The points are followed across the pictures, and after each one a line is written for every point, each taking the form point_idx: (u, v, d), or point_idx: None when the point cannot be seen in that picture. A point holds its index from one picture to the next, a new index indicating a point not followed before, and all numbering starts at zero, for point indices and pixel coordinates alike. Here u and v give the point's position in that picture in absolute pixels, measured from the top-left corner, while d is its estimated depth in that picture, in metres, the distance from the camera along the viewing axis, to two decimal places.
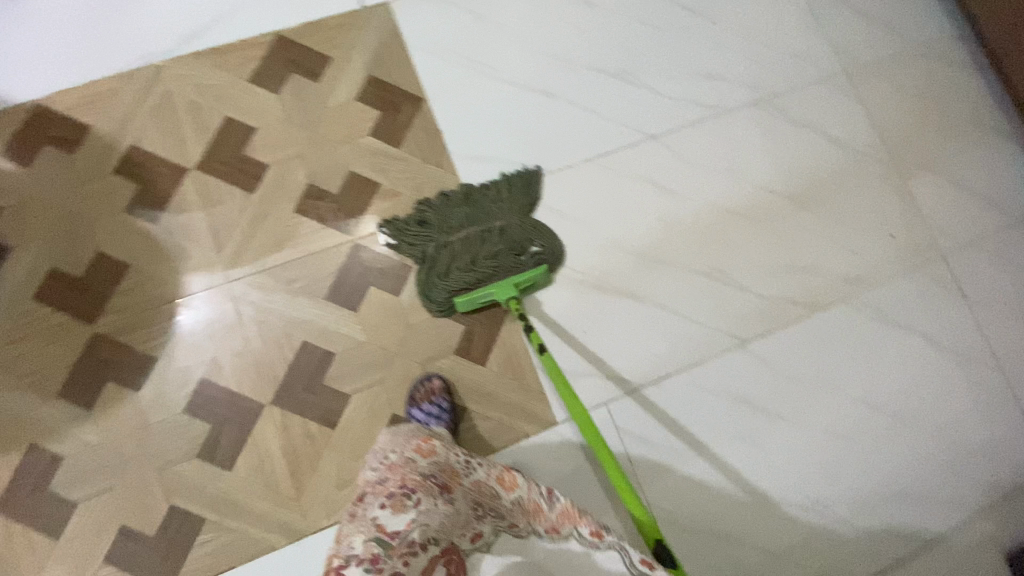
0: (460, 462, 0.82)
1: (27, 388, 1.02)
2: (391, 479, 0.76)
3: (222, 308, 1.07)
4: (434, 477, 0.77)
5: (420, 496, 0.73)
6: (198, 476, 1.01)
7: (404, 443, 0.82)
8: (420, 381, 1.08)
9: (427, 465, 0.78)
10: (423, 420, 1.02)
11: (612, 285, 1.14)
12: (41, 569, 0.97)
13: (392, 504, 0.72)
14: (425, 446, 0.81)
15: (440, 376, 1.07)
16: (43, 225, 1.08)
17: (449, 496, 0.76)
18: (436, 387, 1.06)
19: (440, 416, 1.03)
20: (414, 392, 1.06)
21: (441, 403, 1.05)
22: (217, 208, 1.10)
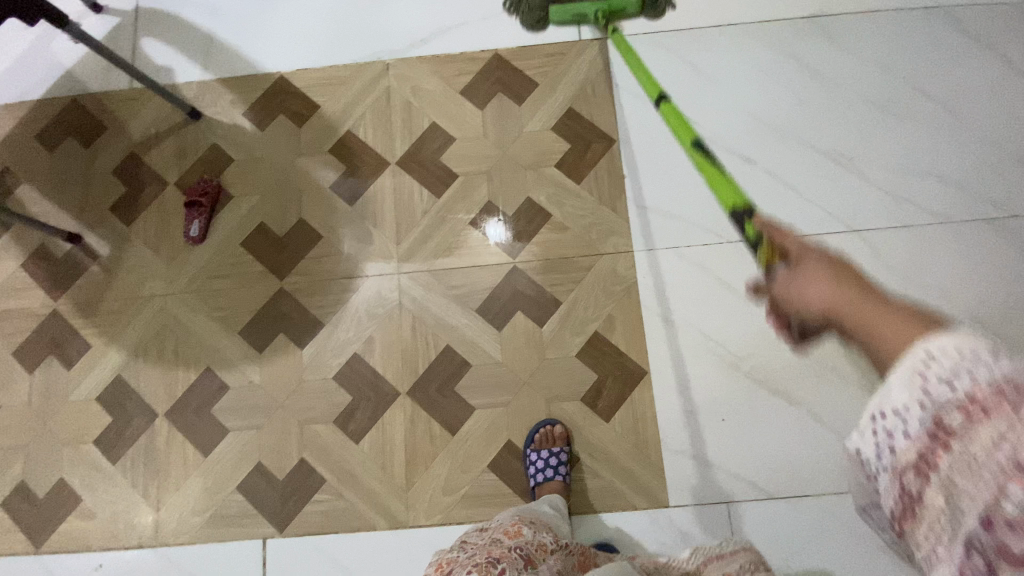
0: (547, 538, 0.83)
1: (217, 319, 1.17)
2: (478, 552, 0.77)
3: (386, 295, 1.16)
4: (520, 550, 0.77)
5: (505, 564, 0.72)
6: (330, 440, 1.10)
7: (496, 531, 0.86)
8: (540, 423, 1.08)
9: (513, 542, 0.80)
10: (537, 469, 1.02)
11: (763, 376, 1.07)
12: (188, 477, 1.11)
13: (477, 570, 0.71)
14: (514, 531, 0.84)
15: (561, 423, 1.07)
16: (262, 182, 1.23)
17: (533, 566, 0.75)
18: (556, 433, 1.06)
19: (557, 467, 1.02)
20: (534, 434, 1.06)
21: (557, 452, 1.03)
22: (403, 203, 1.19)
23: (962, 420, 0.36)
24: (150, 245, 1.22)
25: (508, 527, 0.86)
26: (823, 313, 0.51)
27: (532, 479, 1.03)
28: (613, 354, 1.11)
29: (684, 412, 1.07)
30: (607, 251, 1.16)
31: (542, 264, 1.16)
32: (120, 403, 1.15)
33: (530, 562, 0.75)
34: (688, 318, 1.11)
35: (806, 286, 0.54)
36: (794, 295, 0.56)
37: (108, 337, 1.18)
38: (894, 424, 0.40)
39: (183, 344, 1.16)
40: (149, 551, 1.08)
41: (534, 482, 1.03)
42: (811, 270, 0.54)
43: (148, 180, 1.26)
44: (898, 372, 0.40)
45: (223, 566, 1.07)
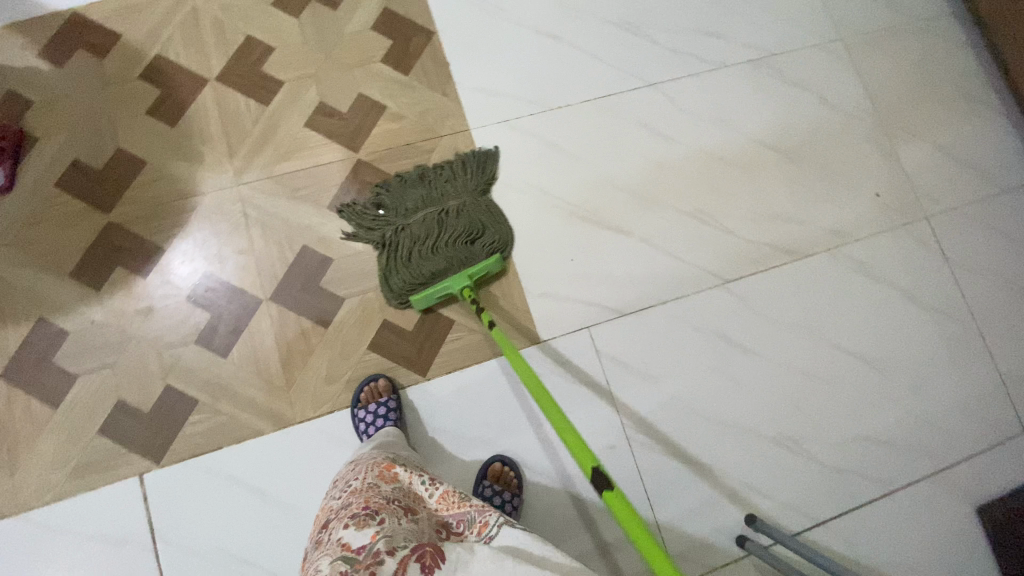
0: (422, 483, 0.84)
1: (40, 266, 1.07)
2: (354, 503, 0.78)
3: (229, 209, 1.13)
4: (397, 501, 0.78)
5: (384, 514, 0.73)
6: (194, 360, 1.07)
7: (368, 475, 0.85)
8: (363, 383, 1.09)
9: (389, 492, 0.80)
10: (368, 424, 1.02)
11: (602, 217, 1.19)
12: (39, 435, 1.02)
13: (355, 523, 0.72)
14: (388, 471, 0.86)
15: (384, 377, 1.09)
16: (71, 120, 1.15)
17: (413, 514, 0.77)
18: (380, 387, 1.07)
19: (385, 416, 1.02)
20: (359, 395, 1.07)
21: (384, 402, 1.04)
22: (232, 119, 1.17)
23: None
24: None
25: (383, 463, 0.88)
26: None
27: (366, 438, 1.03)
28: None
29: (538, 260, 1.16)
30: (445, 132, 1.21)
31: (385, 154, 1.19)
32: None
33: (409, 511, 0.77)
34: (530, 179, 1.20)
35: None
36: None
37: None
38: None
39: (6, 298, 1.06)
40: (7, 521, 0.99)
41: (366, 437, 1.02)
42: None
43: None
44: None
45: (97, 513, 1.00)
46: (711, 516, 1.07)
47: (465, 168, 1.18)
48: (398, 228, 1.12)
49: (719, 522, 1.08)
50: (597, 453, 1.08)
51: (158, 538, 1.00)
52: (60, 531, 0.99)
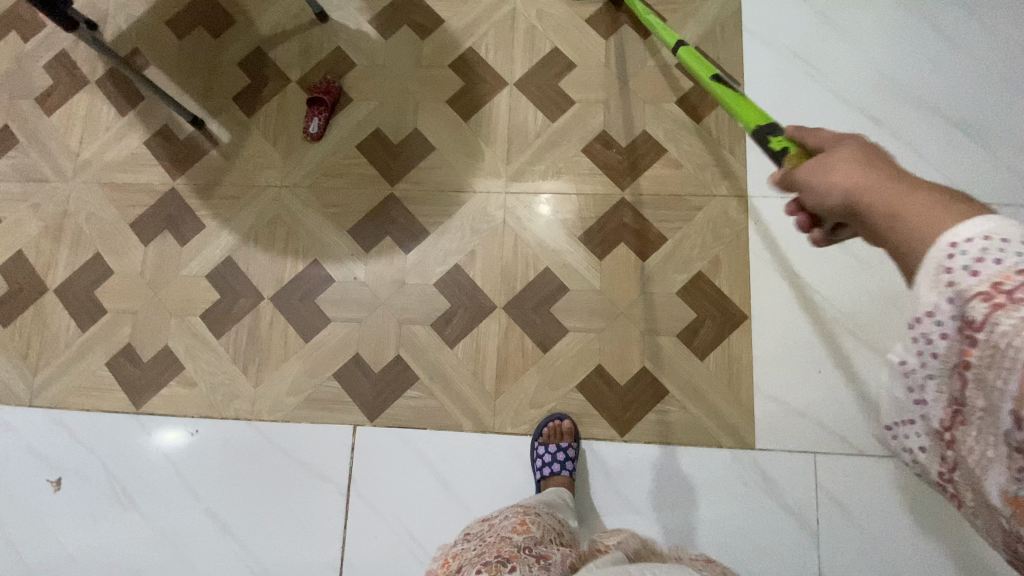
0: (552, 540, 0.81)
1: (327, 215, 1.20)
2: (487, 551, 0.75)
3: (492, 211, 1.17)
4: (529, 551, 0.75)
5: (515, 562, 0.70)
6: (424, 341, 1.14)
7: (503, 529, 0.82)
8: (547, 417, 1.09)
9: (521, 541, 0.77)
10: (544, 463, 1.03)
11: (867, 335, 1.06)
12: (286, 361, 1.16)
13: (488, 568, 0.69)
14: (522, 525, 0.83)
15: (569, 419, 1.08)
16: (382, 90, 1.25)
17: (546, 561, 0.72)
18: (564, 428, 1.06)
19: (564, 463, 1.03)
20: (541, 428, 1.07)
21: (564, 447, 1.05)
22: (518, 125, 1.20)
23: (985, 309, 0.37)
24: (268, 137, 1.26)
25: (517, 517, 0.86)
26: (844, 202, 0.50)
27: (538, 475, 1.04)
28: (714, 296, 1.11)
29: (780, 360, 1.07)
30: (719, 193, 1.14)
31: (651, 199, 1.16)
32: (227, 283, 1.20)
33: (542, 556, 0.73)
34: (798, 269, 1.10)
35: (831, 172, 0.52)
36: (821, 183, 0.53)
37: (224, 220, 1.23)
38: (927, 329, 0.41)
39: (293, 235, 1.20)
40: (244, 423, 1.14)
41: (540, 476, 1.04)
42: (838, 163, 0.52)
43: (272, 76, 1.30)
44: (924, 274, 0.41)
45: (312, 446, 1.12)
46: None
47: None
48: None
49: None
50: None
51: (352, 487, 1.10)
52: (281, 448, 1.13)
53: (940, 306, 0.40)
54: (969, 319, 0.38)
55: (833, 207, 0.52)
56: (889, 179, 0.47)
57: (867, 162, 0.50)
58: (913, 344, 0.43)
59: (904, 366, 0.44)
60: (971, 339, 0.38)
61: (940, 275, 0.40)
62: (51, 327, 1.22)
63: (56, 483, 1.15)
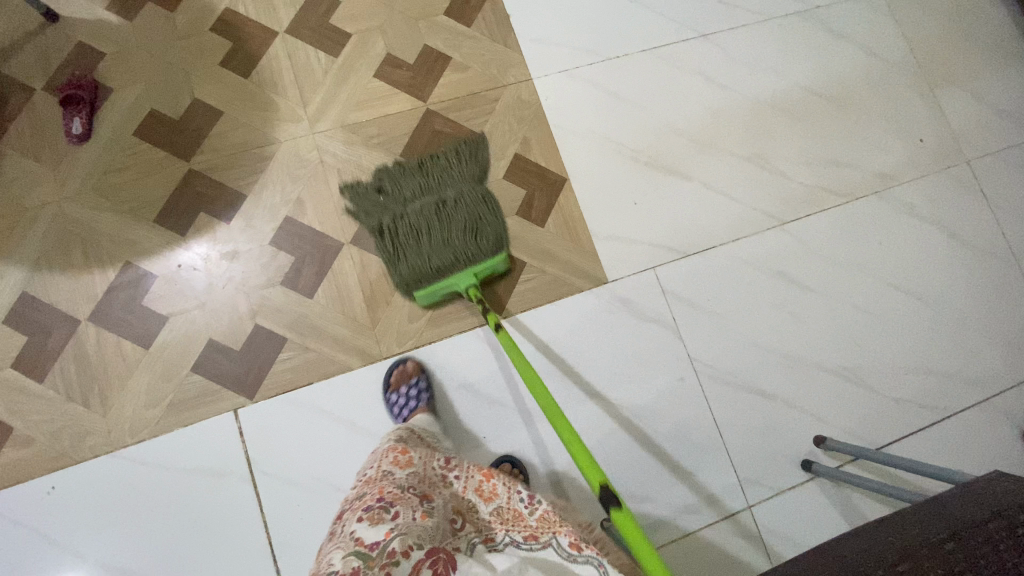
0: (435, 471, 0.85)
1: (125, 212, 1.10)
2: (368, 494, 0.77)
3: (306, 157, 1.16)
4: (412, 489, 0.77)
5: (398, 505, 0.72)
6: (280, 302, 1.10)
7: (381, 465, 0.84)
8: (391, 367, 1.11)
9: (405, 480, 0.79)
10: (402, 404, 1.05)
11: (662, 161, 1.24)
12: (132, 375, 1.04)
13: (370, 516, 0.71)
14: (403, 462, 0.84)
15: (412, 359, 1.11)
16: (145, 71, 1.17)
17: (429, 501, 0.75)
18: (409, 369, 1.09)
19: (418, 398, 1.06)
20: (388, 378, 1.09)
21: (416, 383, 1.08)
22: (304, 69, 1.20)
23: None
24: (26, 154, 1.12)
25: (399, 451, 0.87)
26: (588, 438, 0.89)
27: (400, 417, 1.06)
28: (536, 169, 1.21)
29: (605, 204, 1.20)
30: (509, 81, 1.25)
31: (453, 103, 1.23)
32: (30, 319, 1.05)
33: (424, 498, 0.76)
34: (593, 125, 1.24)
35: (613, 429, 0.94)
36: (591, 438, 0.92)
37: (0, 256, 1.07)
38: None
39: (92, 244, 1.08)
40: (107, 456, 1.02)
41: (401, 420, 1.05)
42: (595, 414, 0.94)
43: (7, 89, 1.15)
44: None
45: (195, 447, 1.03)
46: (781, 442, 1.14)
47: (458, 157, 1.19)
48: (396, 216, 1.15)
49: (785, 446, 1.14)
50: (667, 383, 1.14)
51: (256, 469, 1.04)
52: (159, 464, 1.02)
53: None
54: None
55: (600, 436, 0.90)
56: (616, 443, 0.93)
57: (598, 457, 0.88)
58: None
59: None
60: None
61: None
62: None
63: None
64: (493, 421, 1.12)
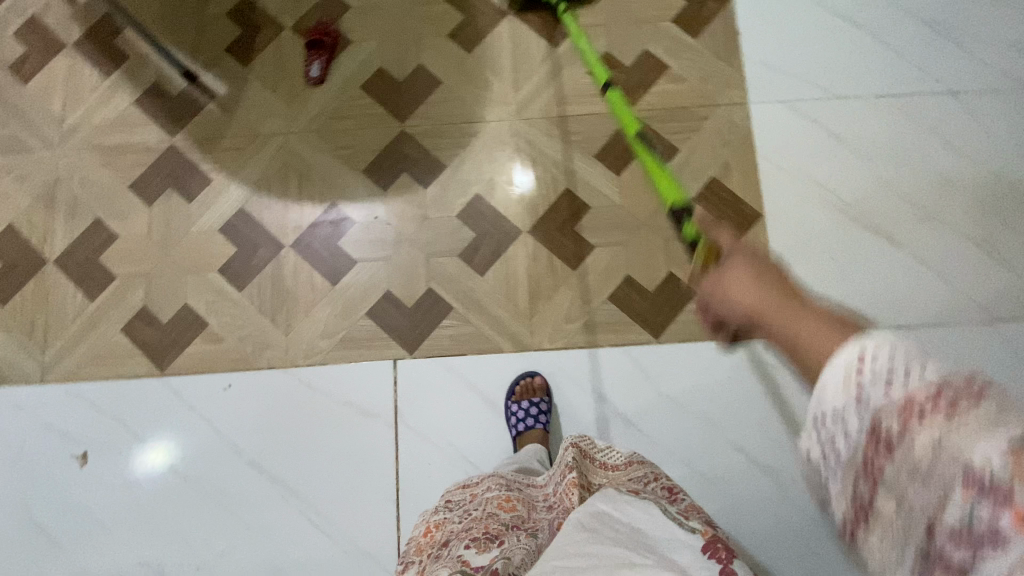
0: (537, 511, 0.84)
1: (339, 157, 1.19)
2: (475, 527, 0.78)
3: (507, 139, 1.19)
4: (516, 527, 0.78)
5: (504, 537, 0.74)
6: (454, 272, 1.15)
7: (488, 504, 0.85)
8: (520, 375, 1.11)
9: (508, 516, 0.81)
10: (518, 419, 1.05)
11: (871, 220, 1.14)
12: (315, 305, 1.14)
13: (476, 544, 0.72)
14: (507, 501, 0.85)
15: (541, 375, 1.10)
16: (381, 30, 1.24)
17: (534, 531, 0.77)
18: (536, 385, 1.09)
19: (537, 418, 1.06)
20: (515, 386, 1.09)
21: (537, 403, 1.07)
22: (523, 53, 1.22)
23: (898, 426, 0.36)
24: (268, 86, 1.23)
25: (502, 495, 0.87)
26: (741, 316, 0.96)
27: (513, 431, 1.07)
28: (730, 199, 1.16)
29: (798, 252, 1.13)
30: (723, 103, 1.20)
31: (660, 113, 1.20)
32: (243, 234, 1.17)
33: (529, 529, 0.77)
34: (804, 166, 1.17)
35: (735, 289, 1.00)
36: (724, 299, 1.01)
37: (230, 172, 1.20)
38: (835, 434, 0.40)
39: (306, 179, 1.18)
40: (278, 371, 1.12)
41: (516, 433, 1.06)
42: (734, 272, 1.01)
43: (264, 24, 1.27)
44: (833, 374, 0.40)
45: (353, 386, 1.12)
46: None
47: None
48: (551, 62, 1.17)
49: None
50: None
51: (400, 419, 1.11)
52: (320, 391, 1.12)
53: (848, 418, 0.39)
54: (885, 430, 0.37)
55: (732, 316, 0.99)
56: (755, 286, 0.95)
57: (756, 275, 0.98)
58: (818, 441, 0.42)
59: (824, 432, 0.41)
60: (877, 477, 0.38)
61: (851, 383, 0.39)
62: (55, 300, 1.16)
63: (81, 457, 1.11)
64: (628, 444, 1.09)
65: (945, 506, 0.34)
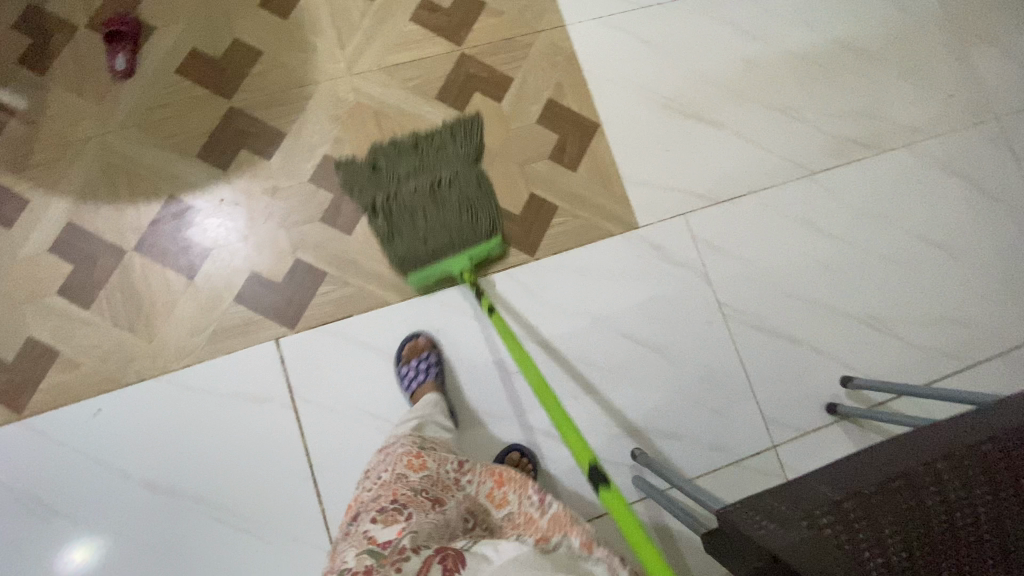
0: (447, 476, 0.86)
1: (169, 148, 1.12)
2: (383, 495, 0.81)
3: (344, 97, 1.18)
4: (425, 492, 0.81)
5: (411, 507, 0.77)
6: (320, 239, 1.13)
7: (397, 464, 0.87)
8: (404, 339, 1.11)
9: (418, 481, 0.83)
10: (410, 378, 1.06)
11: (694, 109, 1.26)
12: (177, 304, 1.07)
13: (382, 518, 0.75)
14: (416, 463, 0.86)
15: (426, 333, 1.12)
16: (185, 10, 1.18)
17: (441, 506, 0.79)
18: (422, 343, 1.10)
19: (428, 373, 1.07)
20: (401, 349, 1.09)
21: (426, 358, 1.08)
22: (341, 10, 1.21)
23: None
24: (70, 88, 1.14)
25: (412, 453, 0.89)
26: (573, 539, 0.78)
27: (407, 392, 1.06)
28: (569, 114, 1.23)
29: (639, 150, 1.22)
30: (544, 26, 1.26)
31: (488, 46, 1.24)
32: (77, 248, 1.08)
33: (437, 502, 0.80)
34: (627, 72, 1.26)
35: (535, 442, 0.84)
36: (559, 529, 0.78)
37: (47, 187, 1.10)
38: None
39: (137, 177, 1.11)
40: (152, 380, 1.05)
41: (410, 393, 1.06)
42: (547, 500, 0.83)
43: (50, 23, 1.16)
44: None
45: (239, 375, 1.07)
46: (806, 385, 1.16)
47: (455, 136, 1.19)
48: (391, 195, 1.14)
49: (810, 391, 1.16)
50: (696, 327, 1.15)
51: (297, 396, 1.07)
52: (204, 390, 1.06)
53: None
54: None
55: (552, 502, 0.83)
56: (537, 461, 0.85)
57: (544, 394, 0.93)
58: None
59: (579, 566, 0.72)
60: None
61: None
62: None
63: None
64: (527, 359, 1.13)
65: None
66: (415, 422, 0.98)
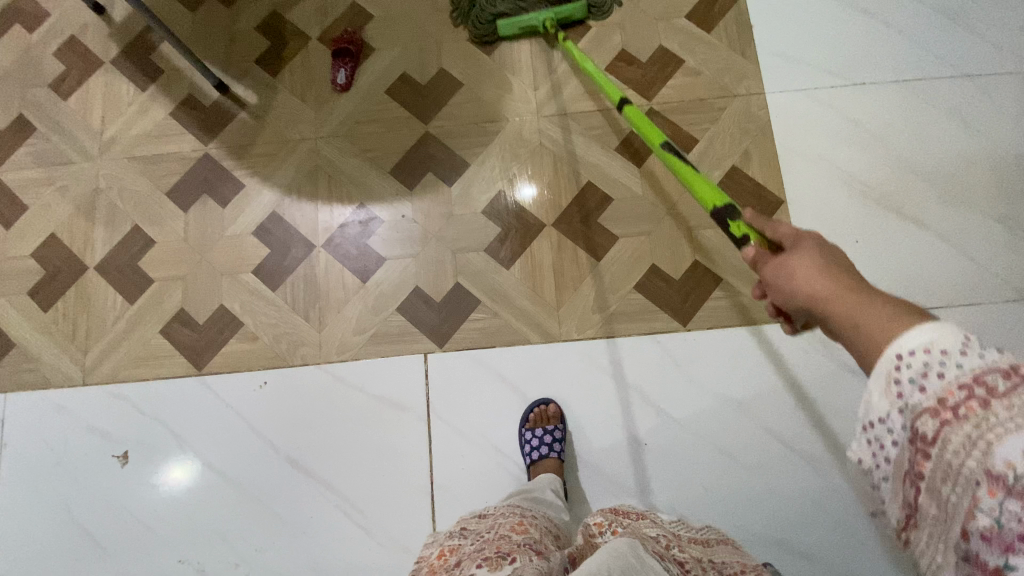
0: (547, 540, 0.85)
1: (366, 159, 1.22)
2: (487, 547, 0.77)
3: (528, 136, 1.22)
4: (529, 547, 0.78)
5: (516, 555, 0.74)
6: (481, 267, 1.17)
7: (499, 526, 0.85)
8: (534, 403, 1.11)
9: (520, 538, 0.80)
10: (532, 447, 1.05)
11: (894, 201, 1.15)
12: (346, 303, 1.17)
13: (488, 563, 0.71)
14: (518, 523, 0.85)
15: (556, 403, 1.11)
16: (404, 36, 1.29)
17: (544, 557, 0.76)
18: (550, 412, 1.09)
19: (552, 446, 1.05)
20: (529, 414, 1.10)
21: (551, 430, 1.07)
22: (541, 53, 1.26)
23: (935, 426, 0.38)
24: (296, 94, 1.28)
25: (514, 518, 0.88)
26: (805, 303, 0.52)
27: (528, 459, 1.06)
28: (751, 186, 1.18)
29: (822, 235, 1.14)
30: (740, 93, 1.22)
31: (678, 106, 1.22)
32: (275, 236, 1.21)
33: (540, 554, 0.77)
34: (823, 151, 1.18)
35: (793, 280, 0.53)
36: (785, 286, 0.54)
37: (261, 178, 1.24)
38: (881, 434, 0.43)
39: (334, 181, 1.22)
40: (311, 367, 1.15)
41: (530, 461, 1.06)
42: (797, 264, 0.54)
43: (291, 36, 1.32)
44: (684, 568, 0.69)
45: (386, 380, 1.13)
46: None
47: None
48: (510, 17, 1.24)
49: None
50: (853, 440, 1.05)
51: (432, 412, 1.12)
52: (352, 386, 1.14)
53: (892, 416, 0.41)
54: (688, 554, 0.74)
55: (793, 304, 0.55)
56: (824, 283, 0.51)
57: (832, 264, 0.52)
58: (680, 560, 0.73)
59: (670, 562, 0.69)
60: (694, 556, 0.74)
61: (892, 385, 0.42)
62: (95, 305, 1.20)
63: (122, 457, 1.14)
64: (658, 430, 1.09)
65: (975, 512, 0.36)
66: (523, 496, 0.97)
